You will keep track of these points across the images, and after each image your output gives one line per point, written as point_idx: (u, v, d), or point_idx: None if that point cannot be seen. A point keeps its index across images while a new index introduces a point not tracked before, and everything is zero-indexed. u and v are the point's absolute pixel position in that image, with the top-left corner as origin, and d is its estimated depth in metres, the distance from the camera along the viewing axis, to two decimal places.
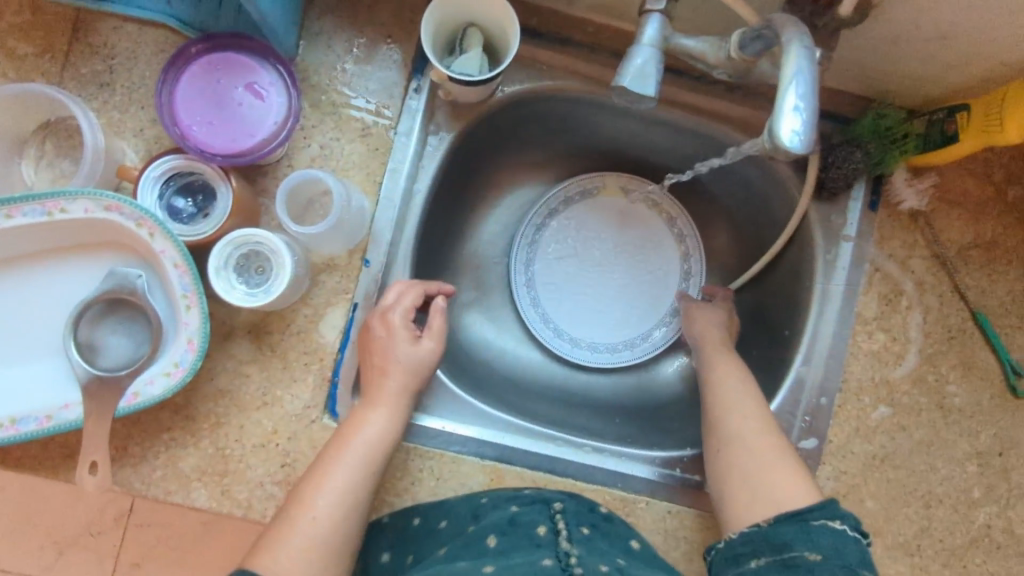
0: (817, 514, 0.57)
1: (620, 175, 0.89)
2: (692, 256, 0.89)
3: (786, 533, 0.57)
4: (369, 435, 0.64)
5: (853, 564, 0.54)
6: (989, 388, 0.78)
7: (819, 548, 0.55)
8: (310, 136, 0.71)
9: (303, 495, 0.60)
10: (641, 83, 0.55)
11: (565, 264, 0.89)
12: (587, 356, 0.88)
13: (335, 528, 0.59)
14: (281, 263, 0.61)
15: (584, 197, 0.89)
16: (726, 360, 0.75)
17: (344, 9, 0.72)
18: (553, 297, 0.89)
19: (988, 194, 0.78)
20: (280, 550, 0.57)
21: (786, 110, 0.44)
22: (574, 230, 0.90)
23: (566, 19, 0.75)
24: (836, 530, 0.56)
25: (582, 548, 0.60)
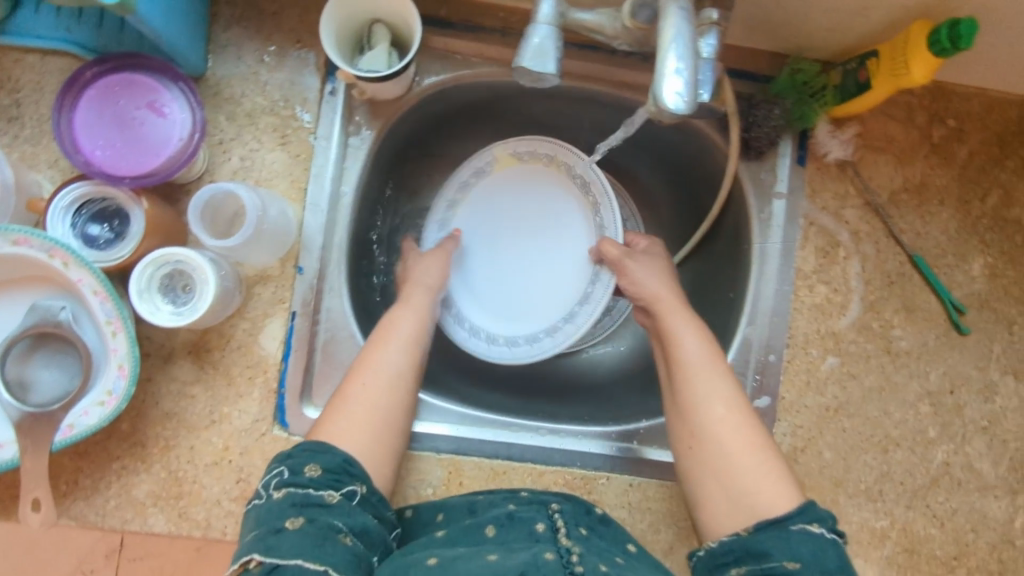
0: (794, 519, 0.58)
1: (505, 141, 0.81)
2: (601, 205, 0.77)
3: (766, 538, 0.57)
4: (407, 320, 0.70)
5: (830, 565, 0.55)
6: (934, 328, 0.79)
7: (796, 554, 0.55)
8: (230, 149, 0.70)
9: (359, 367, 0.66)
10: (539, 62, 0.55)
11: (475, 254, 0.84)
12: (505, 353, 0.80)
13: (383, 396, 0.65)
14: (206, 279, 0.61)
15: (480, 175, 0.84)
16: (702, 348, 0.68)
17: (250, 18, 0.71)
18: (465, 290, 0.83)
19: (914, 137, 0.79)
20: (342, 413, 0.64)
21: (669, 72, 0.44)
22: (479, 216, 0.84)
23: (475, 5, 0.74)
24: (812, 533, 0.57)
25: (582, 545, 0.58)
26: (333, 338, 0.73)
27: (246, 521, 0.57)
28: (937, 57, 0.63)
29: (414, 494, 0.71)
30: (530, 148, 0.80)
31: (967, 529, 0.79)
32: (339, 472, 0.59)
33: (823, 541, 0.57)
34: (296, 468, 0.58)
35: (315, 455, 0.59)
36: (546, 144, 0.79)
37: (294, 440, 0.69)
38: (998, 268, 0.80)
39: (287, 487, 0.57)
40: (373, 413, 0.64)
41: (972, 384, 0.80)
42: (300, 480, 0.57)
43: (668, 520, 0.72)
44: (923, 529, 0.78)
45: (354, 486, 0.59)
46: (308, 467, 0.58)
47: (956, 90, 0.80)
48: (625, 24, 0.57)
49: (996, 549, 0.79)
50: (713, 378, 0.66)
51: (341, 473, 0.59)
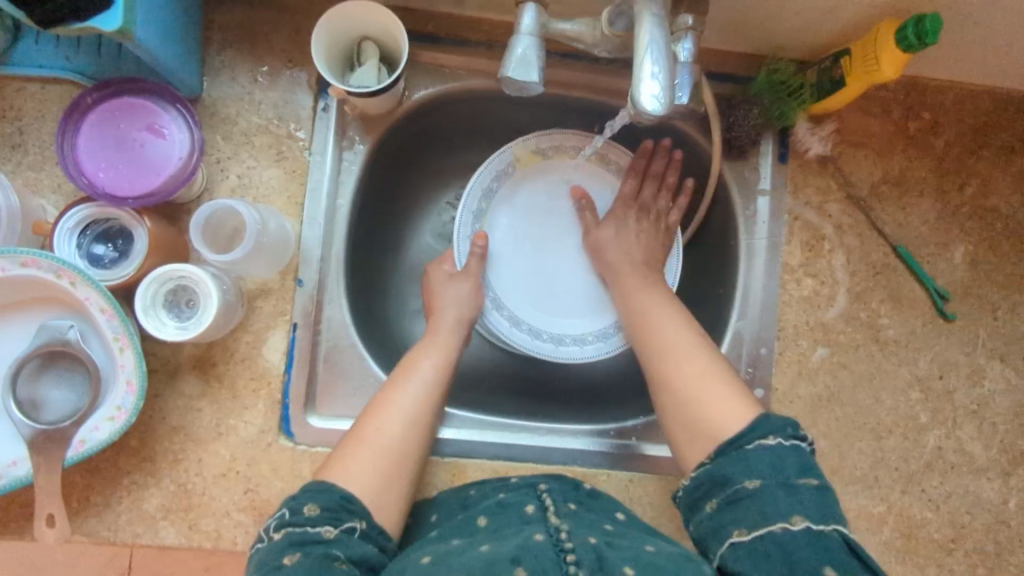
0: (750, 436, 0.59)
1: (527, 139, 0.82)
2: None
3: (725, 465, 0.59)
4: (430, 362, 0.72)
5: (791, 475, 0.56)
6: (920, 316, 0.81)
7: (755, 473, 0.57)
8: (227, 167, 0.72)
9: (374, 411, 0.68)
10: (524, 71, 0.57)
11: (521, 259, 0.85)
12: (601, 345, 0.82)
13: (399, 438, 0.66)
14: (208, 293, 0.63)
15: (502, 180, 0.83)
16: (659, 307, 0.74)
17: (242, 40, 0.74)
18: (529, 305, 0.85)
19: (892, 131, 0.81)
20: (356, 455, 0.64)
21: (645, 76, 0.47)
22: (513, 221, 0.85)
23: (460, 20, 0.76)
24: (769, 447, 0.58)
25: (570, 522, 0.59)
26: (336, 347, 0.75)
27: (248, 565, 0.57)
28: (905, 54, 0.65)
29: (420, 498, 0.73)
30: (556, 142, 0.83)
31: (963, 511, 0.80)
32: (338, 509, 0.59)
33: (781, 451, 0.58)
34: (296, 507, 0.59)
35: (315, 495, 0.60)
36: (573, 136, 0.83)
37: (299, 449, 0.71)
38: (979, 256, 0.82)
39: (286, 527, 0.57)
40: (386, 452, 0.65)
41: (960, 369, 0.82)
42: (298, 519, 0.58)
43: (669, 514, 0.74)
44: (919, 513, 0.80)
45: (354, 521, 0.59)
46: (306, 506, 0.59)
47: (930, 84, 0.82)
48: (603, 32, 0.59)
49: (991, 529, 0.80)
50: (665, 325, 0.72)
51: (340, 509, 0.60)
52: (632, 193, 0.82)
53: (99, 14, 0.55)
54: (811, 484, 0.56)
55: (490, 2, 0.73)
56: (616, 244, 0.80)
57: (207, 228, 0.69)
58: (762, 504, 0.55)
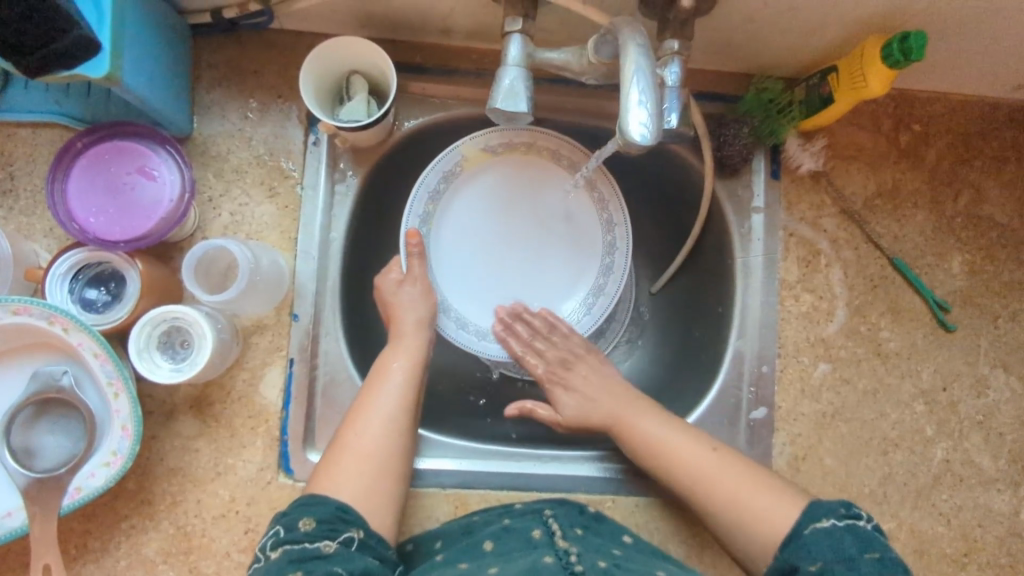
0: (806, 523, 0.61)
1: (474, 139, 0.78)
2: (598, 183, 0.81)
3: (790, 554, 0.60)
4: (399, 365, 0.71)
5: (852, 552, 0.57)
6: (921, 327, 0.81)
7: (817, 556, 0.58)
8: (219, 205, 0.72)
9: (354, 416, 0.68)
10: (512, 101, 0.57)
11: (466, 255, 0.83)
12: None
13: (380, 440, 0.66)
14: (202, 334, 0.63)
15: (450, 180, 0.80)
16: (666, 431, 0.71)
17: (231, 77, 0.74)
18: (475, 304, 0.83)
19: (882, 143, 0.82)
20: (339, 464, 0.65)
21: (632, 104, 0.47)
22: (458, 217, 0.82)
23: (448, 50, 0.77)
24: (826, 529, 0.60)
25: (578, 544, 0.62)
26: (333, 381, 0.74)
27: None
28: (891, 70, 0.66)
29: (423, 532, 0.71)
30: (507, 140, 0.79)
31: (974, 525, 0.79)
32: (333, 521, 0.61)
33: (837, 533, 0.59)
34: (290, 524, 0.60)
35: (307, 509, 0.61)
36: (524, 130, 0.79)
37: (299, 487, 0.70)
38: (977, 265, 0.82)
39: (284, 544, 0.59)
40: (370, 462, 0.65)
41: (963, 379, 0.81)
42: (295, 535, 0.59)
43: (676, 539, 0.74)
44: (930, 528, 0.78)
45: (351, 532, 0.60)
46: (302, 521, 0.60)
47: (918, 96, 0.82)
48: (590, 60, 0.59)
49: (1004, 542, 0.79)
50: (691, 454, 0.69)
51: (335, 521, 0.61)
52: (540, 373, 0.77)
53: (85, 61, 0.55)
54: (872, 558, 0.57)
55: (478, 32, 0.74)
56: (579, 395, 0.75)
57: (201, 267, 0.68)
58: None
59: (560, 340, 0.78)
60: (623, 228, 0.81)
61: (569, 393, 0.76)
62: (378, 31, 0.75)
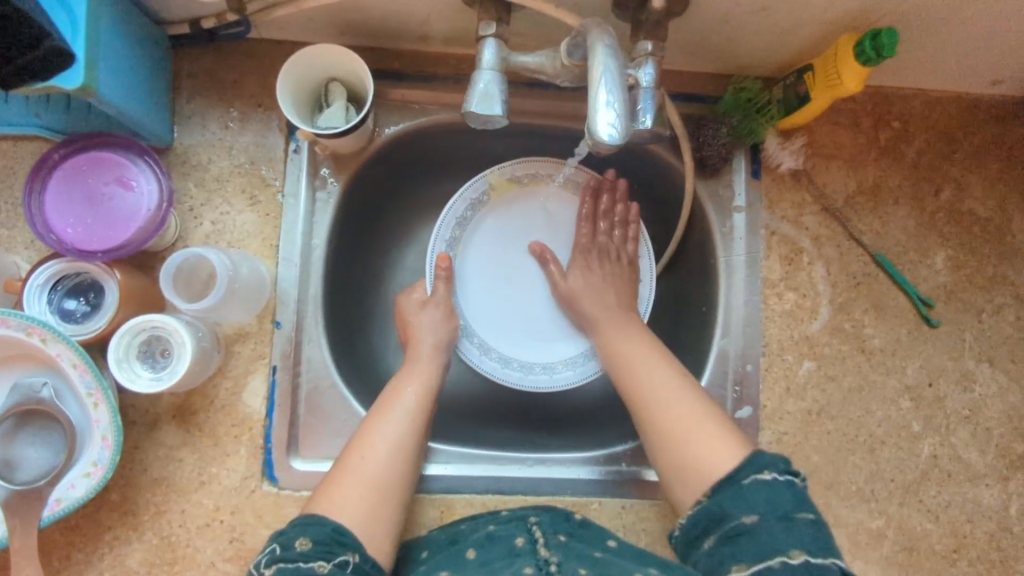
0: (745, 472, 0.61)
1: (502, 168, 0.81)
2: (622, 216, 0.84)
3: (724, 500, 0.60)
4: (413, 389, 0.71)
5: (788, 508, 0.58)
6: (905, 323, 0.81)
7: (754, 509, 0.58)
8: (200, 214, 0.73)
9: (360, 440, 0.67)
10: (486, 105, 0.58)
11: (492, 283, 0.85)
12: (570, 376, 0.82)
13: (384, 464, 0.65)
14: (182, 341, 0.63)
15: (477, 208, 0.83)
16: (633, 351, 0.73)
17: (211, 87, 0.74)
18: (498, 332, 0.84)
19: (863, 141, 0.82)
20: (342, 487, 0.63)
21: (600, 105, 0.47)
22: (485, 245, 0.85)
23: (427, 56, 0.77)
24: (766, 482, 0.59)
25: (560, 552, 0.62)
26: (316, 389, 0.74)
27: None
28: (864, 67, 0.66)
29: (409, 538, 0.71)
30: (531, 170, 0.82)
31: (963, 520, 0.79)
32: (329, 543, 0.58)
33: (775, 486, 0.59)
34: (286, 543, 0.58)
35: (304, 529, 0.59)
36: (547, 162, 0.82)
37: (283, 495, 0.70)
38: (959, 260, 0.82)
39: (277, 563, 0.56)
40: (374, 484, 0.64)
41: (948, 375, 0.81)
42: (290, 554, 0.57)
43: (664, 540, 0.74)
44: (919, 524, 0.78)
45: (346, 555, 0.58)
46: (298, 540, 0.58)
47: (898, 93, 0.83)
48: (563, 63, 0.59)
49: (994, 537, 0.79)
50: (648, 368, 0.71)
51: (330, 543, 0.58)
52: (590, 237, 0.83)
53: (61, 71, 0.56)
54: (807, 518, 0.58)
55: (455, 37, 0.74)
56: (590, 295, 0.79)
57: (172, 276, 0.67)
58: (759, 540, 0.57)
59: (619, 236, 0.83)
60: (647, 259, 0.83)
61: (583, 275, 0.81)
62: (356, 39, 0.75)
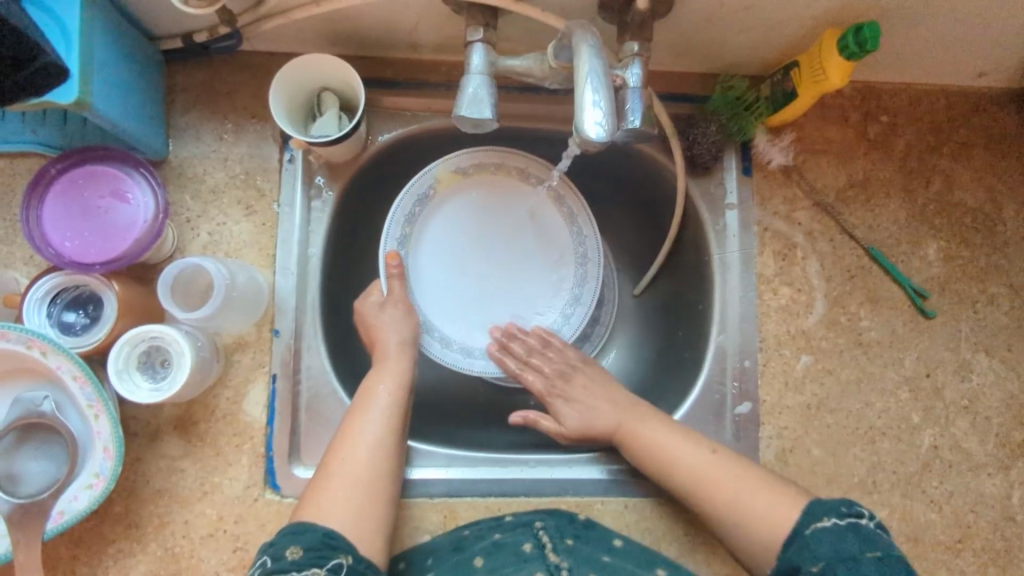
0: (807, 523, 0.62)
1: (447, 160, 0.82)
2: (566, 197, 0.85)
3: (792, 555, 0.61)
4: (384, 387, 0.71)
5: (854, 550, 0.58)
6: (901, 315, 0.81)
7: (820, 556, 0.59)
8: (197, 225, 0.73)
9: (340, 443, 0.68)
10: (477, 108, 0.59)
11: (445, 277, 0.85)
12: None
13: (368, 465, 0.66)
14: (181, 351, 0.63)
15: (425, 204, 0.83)
16: (662, 441, 0.71)
17: (205, 100, 0.75)
18: (456, 324, 0.85)
19: (851, 135, 0.83)
20: (325, 493, 0.64)
21: (587, 105, 0.47)
22: (434, 240, 0.85)
23: (418, 64, 0.78)
24: (827, 528, 0.61)
25: (573, 559, 0.66)
26: (316, 396, 0.75)
27: None
28: (847, 62, 0.67)
29: (413, 542, 0.71)
30: (477, 160, 0.82)
31: (966, 510, 0.79)
32: (320, 548, 0.59)
33: (839, 530, 0.60)
34: (278, 553, 0.59)
35: (294, 537, 0.60)
36: (495, 151, 0.83)
37: (286, 502, 0.70)
38: (952, 251, 0.83)
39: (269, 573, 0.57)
40: (355, 489, 0.65)
41: (946, 365, 0.81)
42: (283, 564, 0.57)
43: (668, 539, 0.74)
44: (923, 515, 0.78)
45: (339, 559, 0.59)
46: (289, 550, 0.59)
47: (882, 87, 0.84)
48: (550, 65, 0.60)
49: (998, 526, 0.79)
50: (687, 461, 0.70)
51: (323, 547, 0.60)
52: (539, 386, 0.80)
53: (54, 87, 0.56)
54: (874, 557, 0.58)
55: (446, 45, 0.75)
56: (584, 411, 0.77)
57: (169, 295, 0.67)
58: None
59: (555, 354, 0.81)
60: (594, 240, 0.85)
61: (568, 405, 0.78)
62: (347, 49, 0.76)
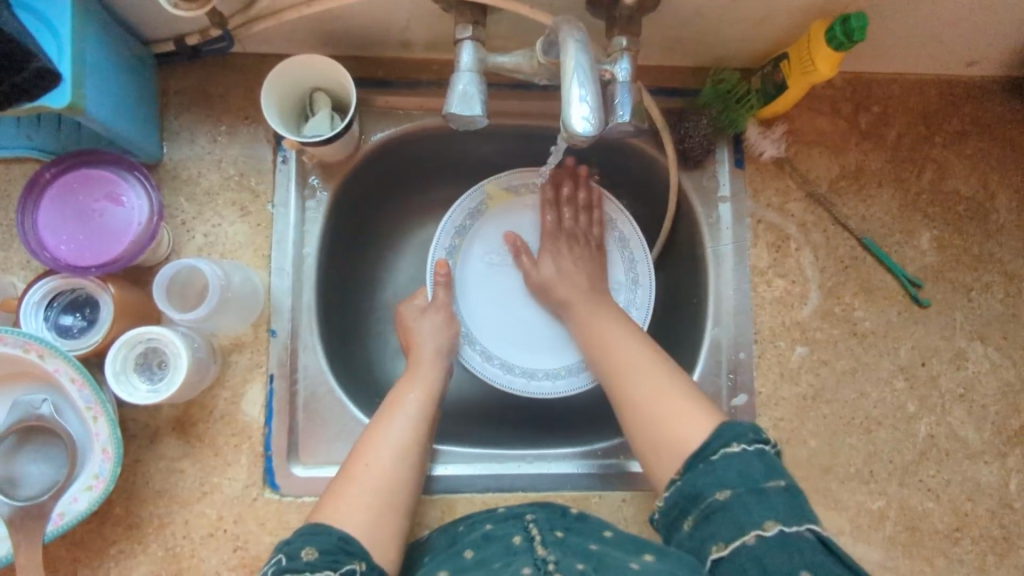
0: (714, 448, 0.61)
1: (500, 176, 0.84)
2: (619, 222, 0.85)
3: (696, 480, 0.60)
4: (415, 396, 0.71)
5: (758, 478, 0.58)
6: (895, 305, 0.81)
7: (724, 483, 0.58)
8: (193, 227, 0.74)
9: (364, 446, 0.67)
10: (466, 105, 0.59)
11: (495, 291, 0.86)
12: (571, 383, 0.82)
13: (388, 471, 0.65)
14: (178, 351, 0.63)
15: (476, 218, 0.85)
16: (613, 343, 0.74)
17: (199, 102, 0.76)
18: (502, 339, 0.85)
19: (843, 127, 0.83)
20: (345, 496, 0.63)
21: (574, 100, 0.47)
22: (489, 256, 0.86)
23: (410, 63, 0.78)
24: (733, 454, 0.59)
25: (557, 550, 0.61)
26: (313, 396, 0.75)
27: None
28: (837, 52, 0.67)
29: (413, 539, 0.72)
30: (528, 180, 0.85)
31: (964, 498, 0.79)
32: (336, 551, 0.57)
33: (744, 457, 0.59)
34: (293, 553, 0.57)
35: (310, 538, 0.58)
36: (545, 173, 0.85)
37: (285, 501, 0.71)
38: (945, 240, 0.83)
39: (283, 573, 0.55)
40: (375, 495, 0.64)
41: (942, 354, 0.81)
42: (296, 565, 0.55)
43: None
44: (920, 504, 0.79)
45: (353, 563, 0.57)
46: (304, 550, 0.57)
47: (874, 78, 0.84)
48: (539, 62, 0.60)
49: (996, 514, 0.79)
50: (624, 347, 0.73)
51: (338, 552, 0.57)
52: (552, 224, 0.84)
53: (48, 92, 0.57)
54: (778, 486, 0.58)
55: (436, 43, 0.75)
56: (564, 278, 0.81)
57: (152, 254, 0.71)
58: (734, 514, 0.57)
59: (585, 219, 0.84)
60: (645, 265, 0.84)
61: (553, 260, 0.82)
62: (338, 49, 0.77)
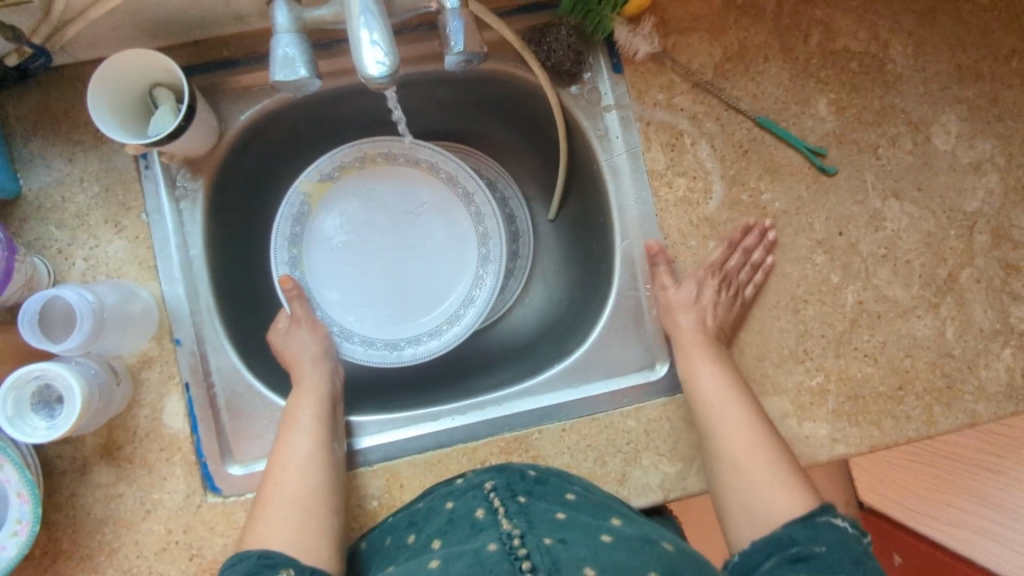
0: (819, 514, 0.62)
1: (310, 175, 0.83)
2: (438, 162, 0.87)
3: (795, 532, 0.61)
4: (305, 407, 0.72)
5: (859, 556, 0.59)
6: (803, 179, 0.79)
7: (826, 542, 0.59)
8: (71, 253, 0.71)
9: (271, 467, 0.68)
10: (290, 70, 0.56)
11: (353, 280, 0.88)
12: (456, 330, 0.86)
13: (297, 480, 0.67)
14: (68, 384, 0.62)
15: (302, 222, 0.84)
16: (723, 399, 0.72)
17: (45, 124, 0.72)
18: (378, 324, 0.87)
19: (718, 6, 0.79)
20: (266, 515, 0.65)
21: (365, 46, 0.45)
22: (329, 253, 0.87)
23: (254, 35, 0.75)
24: (838, 528, 0.61)
25: (522, 522, 0.59)
26: (234, 394, 0.75)
27: None
28: None
29: (362, 511, 0.73)
30: (338, 160, 0.84)
31: (902, 356, 0.79)
32: (256, 569, 0.59)
33: (844, 533, 0.61)
34: None
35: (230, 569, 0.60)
36: (350, 148, 0.84)
37: (228, 502, 0.71)
38: (844, 102, 0.80)
39: None
40: (292, 504, 0.65)
41: (857, 220, 0.80)
42: None
43: (611, 451, 0.75)
44: (859, 370, 0.78)
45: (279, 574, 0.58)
46: None
47: None
48: None
49: (937, 365, 0.79)
50: (729, 409, 0.71)
51: (261, 569, 0.59)
52: (722, 261, 0.78)
53: None
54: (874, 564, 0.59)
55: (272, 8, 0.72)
56: (692, 310, 0.77)
57: (6, 307, 0.66)
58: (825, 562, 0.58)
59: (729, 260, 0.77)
60: (480, 194, 0.88)
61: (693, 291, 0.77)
62: (172, 38, 0.73)
